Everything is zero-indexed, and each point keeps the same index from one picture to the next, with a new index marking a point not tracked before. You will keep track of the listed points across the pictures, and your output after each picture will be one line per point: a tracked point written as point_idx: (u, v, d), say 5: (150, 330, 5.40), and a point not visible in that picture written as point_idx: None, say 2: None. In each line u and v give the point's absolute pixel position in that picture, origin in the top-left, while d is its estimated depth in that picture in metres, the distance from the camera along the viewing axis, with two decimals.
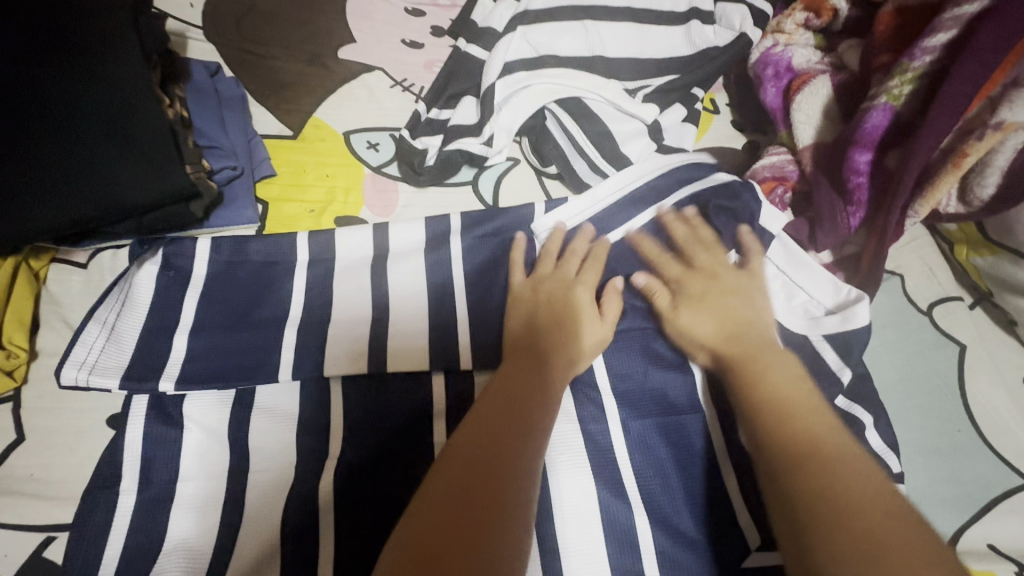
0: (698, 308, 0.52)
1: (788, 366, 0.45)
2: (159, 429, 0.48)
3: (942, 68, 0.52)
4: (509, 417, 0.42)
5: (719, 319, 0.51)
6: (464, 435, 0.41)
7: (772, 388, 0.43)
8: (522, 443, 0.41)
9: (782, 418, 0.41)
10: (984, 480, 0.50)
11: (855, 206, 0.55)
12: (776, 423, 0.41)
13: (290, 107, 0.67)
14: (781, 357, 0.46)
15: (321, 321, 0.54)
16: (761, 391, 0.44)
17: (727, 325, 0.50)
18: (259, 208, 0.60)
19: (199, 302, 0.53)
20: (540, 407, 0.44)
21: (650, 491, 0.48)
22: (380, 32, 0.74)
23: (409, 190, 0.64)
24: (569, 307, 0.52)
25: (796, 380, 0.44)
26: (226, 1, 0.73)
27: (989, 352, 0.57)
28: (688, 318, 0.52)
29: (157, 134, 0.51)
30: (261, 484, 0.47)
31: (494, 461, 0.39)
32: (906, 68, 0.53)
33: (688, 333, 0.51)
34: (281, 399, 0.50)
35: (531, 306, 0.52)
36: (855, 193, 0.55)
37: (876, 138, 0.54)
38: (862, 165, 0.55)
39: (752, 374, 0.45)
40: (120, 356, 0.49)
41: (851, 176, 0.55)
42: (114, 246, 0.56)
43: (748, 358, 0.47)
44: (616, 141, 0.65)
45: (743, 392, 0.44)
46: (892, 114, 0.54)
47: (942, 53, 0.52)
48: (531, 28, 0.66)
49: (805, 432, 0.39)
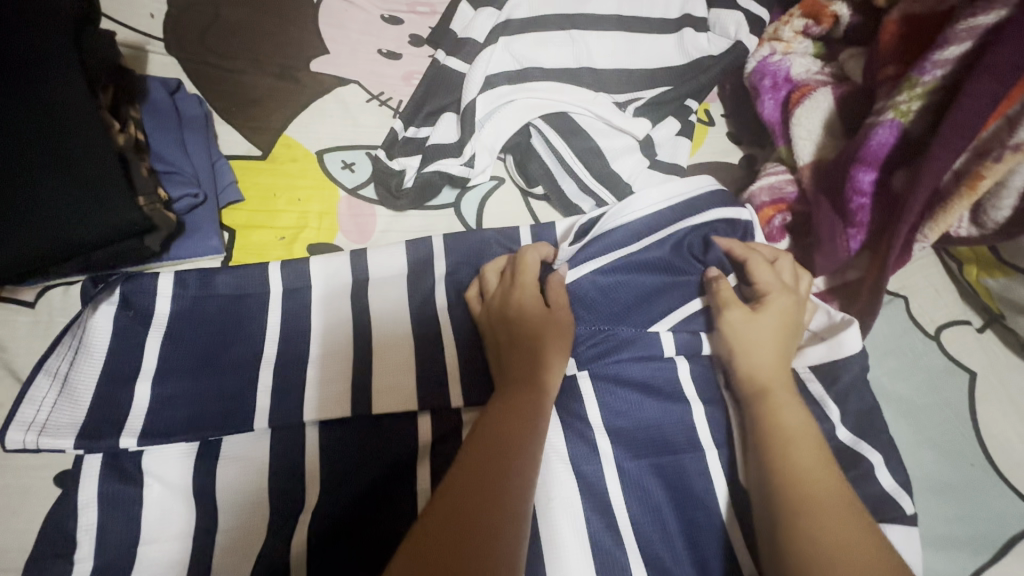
0: (757, 323, 0.49)
1: (803, 421, 0.43)
2: (115, 487, 0.44)
3: (954, 84, 0.48)
4: (506, 450, 0.39)
5: (771, 338, 0.48)
6: (462, 472, 0.38)
7: (784, 444, 0.42)
8: (512, 508, 0.36)
9: (784, 481, 0.40)
10: (1003, 519, 0.47)
11: (855, 227, 0.53)
12: (777, 489, 0.40)
13: (259, 125, 0.63)
14: (794, 406, 0.44)
15: (291, 360, 0.50)
16: (776, 445, 0.42)
17: (775, 357, 0.47)
18: (225, 236, 0.56)
19: (161, 343, 0.49)
20: (531, 439, 0.41)
21: (649, 543, 0.44)
22: (355, 42, 0.69)
23: (388, 214, 0.60)
24: (545, 346, 0.47)
25: (810, 434, 0.42)
26: (190, 11, 0.68)
27: (1001, 378, 0.54)
28: (728, 326, 0.49)
29: (102, 165, 0.47)
30: (226, 546, 0.43)
31: (487, 494, 0.36)
32: (914, 83, 0.50)
33: (740, 338, 0.48)
34: (251, 447, 0.46)
35: (500, 343, 0.49)
36: (856, 215, 0.52)
37: (880, 156, 0.52)
38: (865, 184, 0.52)
39: (765, 403, 0.45)
40: (75, 411, 0.45)
41: (851, 197, 0.52)
42: (65, 283, 0.53)
43: (783, 391, 0.46)
44: (606, 159, 0.61)
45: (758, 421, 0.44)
46: (899, 131, 0.51)
47: (954, 67, 0.48)
48: (513, 40, 0.62)
49: (806, 493, 0.39)
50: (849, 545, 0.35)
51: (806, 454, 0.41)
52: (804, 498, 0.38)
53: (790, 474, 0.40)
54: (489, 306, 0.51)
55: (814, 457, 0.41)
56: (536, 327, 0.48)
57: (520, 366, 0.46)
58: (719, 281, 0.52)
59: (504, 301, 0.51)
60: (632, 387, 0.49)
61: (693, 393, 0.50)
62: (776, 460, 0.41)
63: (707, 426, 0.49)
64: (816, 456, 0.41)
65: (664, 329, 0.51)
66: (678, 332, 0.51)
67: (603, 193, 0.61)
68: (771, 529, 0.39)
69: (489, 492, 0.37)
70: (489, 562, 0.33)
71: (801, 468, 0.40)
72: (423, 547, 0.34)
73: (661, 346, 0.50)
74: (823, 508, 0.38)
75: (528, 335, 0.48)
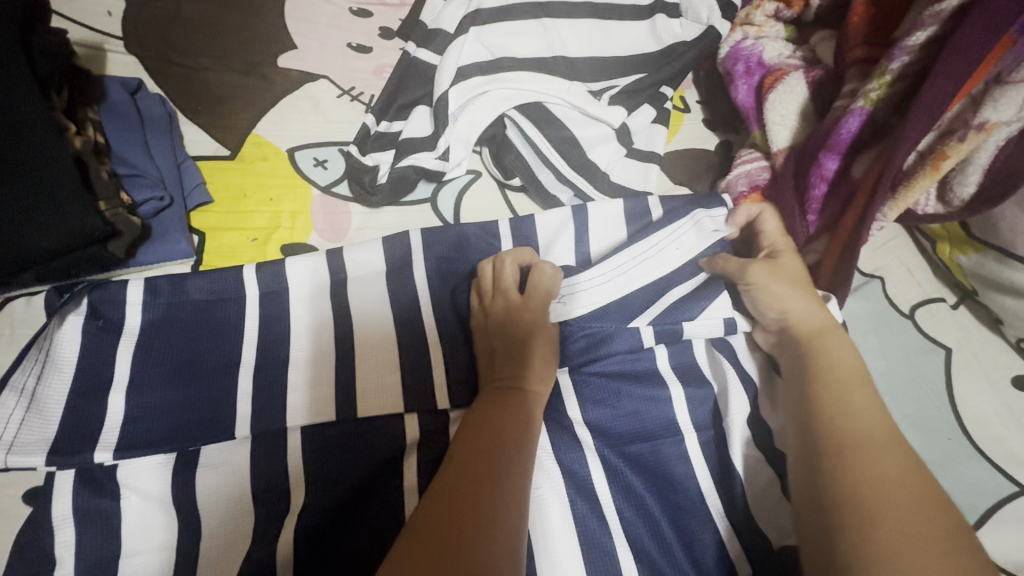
0: (780, 276, 0.51)
1: (861, 376, 0.44)
2: (91, 503, 0.42)
3: (922, 68, 0.49)
4: (499, 446, 0.40)
5: (801, 280, 0.51)
6: (462, 465, 0.38)
7: (841, 397, 0.42)
8: (501, 510, 0.36)
9: (832, 425, 0.41)
10: (978, 489, 0.48)
11: (814, 214, 0.55)
12: (819, 437, 0.41)
13: (227, 123, 0.61)
14: (845, 340, 0.47)
15: (270, 364, 0.49)
16: (829, 395, 0.43)
17: (813, 299, 0.50)
18: (195, 240, 0.54)
19: (133, 354, 0.47)
20: (522, 436, 0.41)
21: (634, 531, 0.44)
22: (324, 36, 0.68)
23: (362, 211, 0.58)
24: (528, 350, 0.47)
25: (865, 386, 0.43)
26: (149, 8, 0.66)
27: (974, 353, 0.55)
28: (767, 286, 0.51)
29: (59, 173, 0.45)
30: (210, 555, 0.42)
31: (485, 485, 0.37)
32: (885, 69, 0.50)
33: (766, 300, 0.50)
34: (230, 455, 0.45)
35: (490, 347, 0.49)
36: (812, 203, 0.54)
37: (846, 144, 0.52)
38: (830, 171, 0.53)
39: (826, 356, 0.46)
40: (44, 427, 0.43)
41: (816, 183, 0.54)
42: (26, 293, 0.50)
43: (837, 343, 0.47)
44: (582, 148, 0.61)
45: (814, 373, 0.45)
46: (868, 118, 0.51)
47: (921, 53, 0.49)
48: (485, 29, 0.61)
49: (857, 438, 0.40)
50: (893, 486, 0.36)
51: (865, 409, 0.41)
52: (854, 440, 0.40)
53: (842, 421, 0.41)
54: (480, 309, 0.51)
55: (869, 412, 0.41)
56: (520, 323, 0.49)
57: (508, 372, 0.46)
58: (720, 258, 0.54)
59: (491, 306, 0.51)
60: (609, 377, 0.49)
61: (674, 379, 0.50)
62: (828, 410, 0.42)
63: (686, 410, 0.49)
64: (874, 416, 0.41)
65: (645, 324, 0.50)
66: (658, 324, 0.51)
67: (581, 183, 0.60)
68: (810, 465, 0.40)
69: (478, 488, 0.37)
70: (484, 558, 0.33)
71: (854, 424, 0.40)
72: (419, 539, 0.34)
73: (641, 337, 0.50)
74: (871, 455, 0.38)
75: (514, 343, 0.48)
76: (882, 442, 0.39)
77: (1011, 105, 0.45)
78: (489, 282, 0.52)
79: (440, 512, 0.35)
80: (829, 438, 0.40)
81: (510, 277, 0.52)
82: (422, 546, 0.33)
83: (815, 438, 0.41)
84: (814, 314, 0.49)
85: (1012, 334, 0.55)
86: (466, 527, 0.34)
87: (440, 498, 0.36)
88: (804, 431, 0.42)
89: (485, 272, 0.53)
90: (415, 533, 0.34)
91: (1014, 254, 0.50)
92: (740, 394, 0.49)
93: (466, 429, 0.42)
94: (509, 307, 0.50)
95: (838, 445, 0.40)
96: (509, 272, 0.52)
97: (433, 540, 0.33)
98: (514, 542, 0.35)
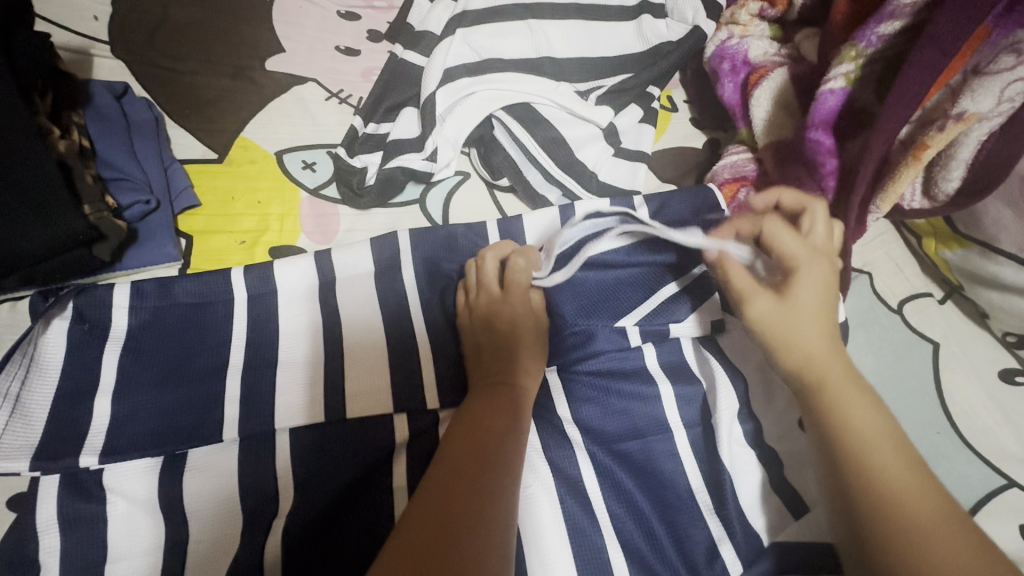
0: (795, 309, 0.45)
1: (870, 408, 0.41)
2: (77, 508, 0.42)
3: (891, 54, 0.51)
4: (489, 441, 0.40)
5: (820, 316, 0.45)
6: (452, 462, 0.38)
7: (877, 468, 0.38)
8: (491, 508, 0.36)
9: (881, 504, 0.36)
10: (967, 482, 0.49)
11: (829, 186, 0.53)
12: (871, 523, 0.36)
13: (214, 126, 0.61)
14: (858, 391, 0.42)
15: (260, 367, 0.49)
16: (862, 468, 0.38)
17: (832, 339, 0.45)
18: (182, 243, 0.54)
19: (120, 357, 0.47)
20: (511, 431, 0.41)
21: (625, 530, 0.44)
22: (313, 39, 0.68)
23: (351, 213, 0.58)
24: (511, 346, 0.48)
25: (893, 446, 0.39)
26: (136, 13, 0.66)
27: (962, 347, 0.55)
28: (777, 321, 0.45)
29: (42, 176, 0.44)
30: (198, 559, 0.41)
31: (475, 479, 0.37)
32: (855, 51, 0.52)
33: (782, 340, 0.45)
34: (218, 459, 0.45)
35: (477, 344, 0.49)
36: (824, 177, 0.53)
37: (830, 119, 0.53)
38: (829, 143, 0.53)
39: (843, 415, 0.40)
40: (29, 432, 0.43)
41: (823, 158, 0.53)
42: (13, 298, 0.50)
43: (849, 390, 0.42)
44: (570, 148, 0.61)
45: (838, 439, 0.40)
46: (846, 97, 0.53)
47: (891, 40, 0.51)
48: (471, 31, 0.61)
49: (914, 522, 0.35)
50: None
51: (902, 475, 0.37)
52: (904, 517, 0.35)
53: (891, 501, 0.36)
54: (466, 306, 0.52)
55: (913, 482, 0.37)
56: (503, 319, 0.49)
57: (496, 368, 0.47)
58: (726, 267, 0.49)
59: (476, 301, 0.52)
60: (599, 374, 0.49)
61: (663, 377, 0.50)
62: (871, 486, 0.37)
63: (676, 408, 0.49)
64: (918, 487, 0.37)
65: (631, 324, 0.51)
66: (645, 324, 0.51)
67: (569, 183, 0.60)
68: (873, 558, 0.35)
69: (467, 483, 0.37)
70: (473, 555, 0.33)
71: (906, 504, 0.36)
72: (408, 537, 0.34)
73: (627, 337, 0.50)
74: (936, 540, 0.34)
75: (497, 341, 0.48)
76: (939, 522, 0.35)
77: (988, 97, 0.45)
78: (474, 280, 0.53)
79: (430, 510, 0.35)
80: (885, 524, 0.35)
81: (490, 274, 0.52)
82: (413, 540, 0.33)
83: (866, 524, 0.36)
84: (829, 362, 0.43)
85: (998, 328, 0.55)
86: (458, 525, 0.34)
87: (429, 498, 0.36)
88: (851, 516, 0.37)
89: (469, 272, 0.53)
90: (405, 533, 0.34)
91: (998, 248, 0.50)
92: (729, 390, 0.49)
93: (454, 426, 0.42)
94: (492, 302, 0.51)
95: (900, 534, 0.35)
96: (489, 270, 0.53)
97: (422, 541, 0.33)
98: (505, 539, 0.35)
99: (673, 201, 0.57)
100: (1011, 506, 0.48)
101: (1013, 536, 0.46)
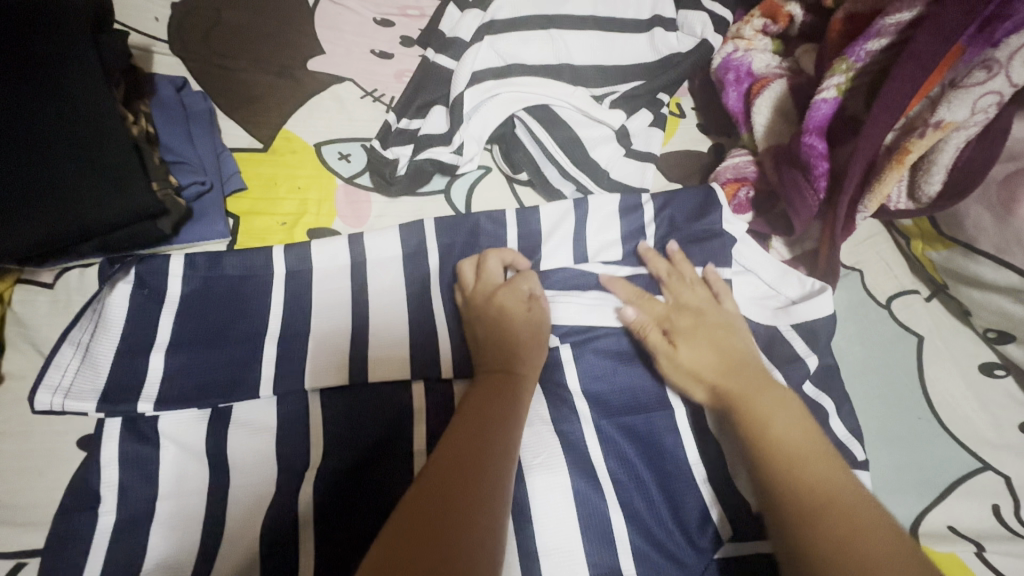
0: (695, 342, 0.51)
1: (777, 400, 0.46)
2: (135, 449, 0.47)
3: (879, 68, 0.56)
4: (485, 430, 0.42)
5: (719, 341, 0.51)
6: (452, 447, 0.40)
7: (785, 451, 0.42)
8: (485, 493, 0.38)
9: (788, 483, 0.40)
10: (943, 463, 0.53)
11: (821, 186, 0.57)
12: (781, 499, 0.40)
13: (260, 119, 0.67)
14: (772, 394, 0.46)
15: (298, 334, 0.54)
16: (771, 454, 0.42)
17: (728, 355, 0.50)
18: (230, 222, 0.60)
19: (174, 319, 0.53)
20: (510, 420, 0.44)
21: (625, 490, 0.48)
22: (350, 43, 0.74)
23: (382, 201, 0.64)
24: (510, 332, 0.50)
25: (801, 432, 0.43)
26: (192, 15, 0.72)
27: (945, 342, 0.59)
28: (682, 355, 0.51)
29: (121, 155, 0.51)
30: (239, 500, 0.46)
31: (472, 461, 0.39)
32: (846, 66, 0.57)
33: (686, 369, 0.50)
34: (260, 413, 0.50)
35: (476, 334, 0.52)
36: (816, 180, 0.57)
37: (822, 126, 0.58)
38: (819, 149, 0.57)
39: (748, 408, 0.45)
40: (94, 378, 0.49)
41: (815, 162, 0.57)
42: (82, 265, 0.56)
43: (754, 393, 0.46)
44: (585, 147, 0.66)
45: (747, 432, 0.44)
46: (837, 106, 0.58)
47: (879, 55, 0.56)
48: (498, 38, 0.67)
49: (818, 497, 0.38)
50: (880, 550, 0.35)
51: (808, 454, 0.41)
52: (813, 496, 0.39)
53: (793, 475, 0.40)
54: (465, 301, 0.55)
55: (818, 458, 0.41)
56: (501, 310, 0.52)
57: (494, 357, 0.49)
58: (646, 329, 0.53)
59: (473, 297, 0.54)
60: (608, 355, 0.54)
61: None
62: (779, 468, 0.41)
63: None
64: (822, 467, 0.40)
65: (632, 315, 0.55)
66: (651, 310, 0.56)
67: (583, 179, 0.65)
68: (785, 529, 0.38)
69: (470, 465, 0.39)
70: (465, 537, 0.35)
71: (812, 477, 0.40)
72: (402, 528, 0.35)
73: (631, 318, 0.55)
74: (833, 507, 0.38)
75: (496, 328, 0.51)
76: (831, 486, 0.39)
77: (963, 107, 0.49)
78: (471, 278, 0.56)
79: (426, 499, 0.37)
80: (790, 497, 0.39)
81: (489, 277, 0.55)
82: (419, 514, 0.35)
83: (775, 500, 0.40)
84: (726, 374, 0.48)
85: (980, 325, 0.58)
86: (459, 501, 0.37)
87: (429, 484, 0.37)
88: (765, 496, 0.41)
89: (467, 270, 0.56)
90: (399, 520, 0.36)
91: (979, 249, 0.55)
92: None
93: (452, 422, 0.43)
94: (493, 295, 0.53)
95: (805, 510, 0.38)
96: (492, 270, 0.55)
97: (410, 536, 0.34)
98: (499, 513, 0.38)
99: (673, 202, 0.62)
100: (984, 487, 0.52)
101: (983, 513, 0.50)
